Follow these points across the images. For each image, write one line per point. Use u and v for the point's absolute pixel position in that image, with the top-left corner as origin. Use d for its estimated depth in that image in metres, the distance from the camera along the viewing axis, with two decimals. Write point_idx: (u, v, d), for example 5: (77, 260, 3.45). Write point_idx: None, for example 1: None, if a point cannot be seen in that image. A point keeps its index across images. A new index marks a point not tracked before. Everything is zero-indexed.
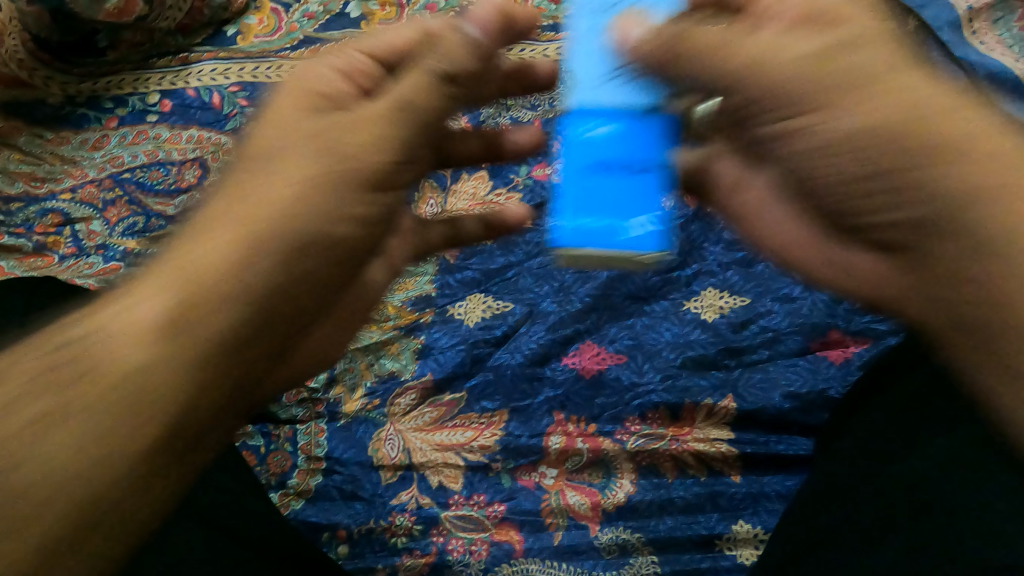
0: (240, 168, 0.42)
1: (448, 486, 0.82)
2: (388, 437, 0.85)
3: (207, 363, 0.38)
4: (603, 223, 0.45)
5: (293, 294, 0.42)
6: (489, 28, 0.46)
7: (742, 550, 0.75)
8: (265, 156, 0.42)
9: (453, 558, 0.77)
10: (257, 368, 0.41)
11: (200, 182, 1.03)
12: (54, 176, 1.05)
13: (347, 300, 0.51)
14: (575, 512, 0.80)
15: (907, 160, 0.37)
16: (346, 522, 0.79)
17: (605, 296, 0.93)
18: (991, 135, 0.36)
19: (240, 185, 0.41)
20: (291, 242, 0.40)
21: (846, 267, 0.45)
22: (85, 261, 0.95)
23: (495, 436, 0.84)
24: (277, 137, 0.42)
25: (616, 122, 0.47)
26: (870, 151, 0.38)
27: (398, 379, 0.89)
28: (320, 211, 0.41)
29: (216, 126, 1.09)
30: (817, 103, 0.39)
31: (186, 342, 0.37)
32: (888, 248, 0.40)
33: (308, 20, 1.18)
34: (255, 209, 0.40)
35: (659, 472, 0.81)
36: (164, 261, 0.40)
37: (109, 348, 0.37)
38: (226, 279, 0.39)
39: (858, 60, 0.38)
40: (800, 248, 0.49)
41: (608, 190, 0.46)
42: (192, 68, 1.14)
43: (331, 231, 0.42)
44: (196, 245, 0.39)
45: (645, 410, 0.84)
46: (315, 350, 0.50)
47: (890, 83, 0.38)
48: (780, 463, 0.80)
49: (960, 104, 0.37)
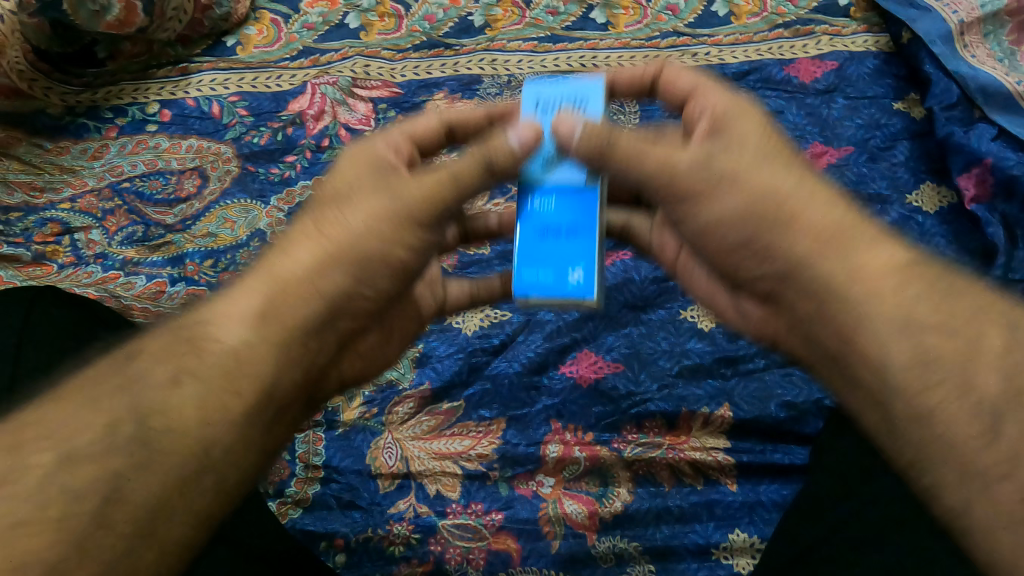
0: (318, 208, 0.61)
1: (446, 495, 0.82)
2: (386, 446, 0.85)
3: (292, 340, 0.55)
4: (549, 275, 0.60)
5: (352, 298, 0.59)
6: (529, 143, 0.58)
7: (738, 559, 0.76)
8: (336, 199, 0.60)
9: (451, 567, 0.77)
10: (316, 354, 0.58)
11: (199, 191, 1.04)
12: (54, 185, 1.05)
13: (400, 322, 0.71)
14: (573, 520, 0.80)
15: (767, 231, 0.55)
16: (343, 530, 0.80)
17: (602, 305, 0.94)
18: (816, 213, 0.54)
19: (318, 223, 0.59)
20: (355, 258, 0.58)
21: (736, 307, 0.68)
22: (84, 270, 0.96)
23: (493, 445, 0.84)
24: (347, 186, 0.61)
25: (555, 198, 0.62)
26: (744, 224, 0.55)
27: (397, 388, 0.89)
28: (383, 240, 0.58)
29: (215, 135, 1.09)
30: (701, 189, 0.56)
31: (281, 324, 0.55)
32: (768, 294, 0.58)
33: (306, 31, 1.19)
34: (332, 237, 0.58)
35: (656, 481, 0.81)
36: (269, 267, 0.57)
37: (227, 329, 0.53)
38: (306, 284, 0.57)
39: (726, 160, 0.56)
40: (714, 298, 0.71)
41: (550, 249, 0.61)
42: (191, 78, 1.15)
43: (390, 253, 0.58)
44: (282, 261, 0.58)
45: (642, 419, 0.85)
46: (367, 353, 0.69)
47: (746, 178, 0.56)
48: (775, 471, 0.80)
49: (803, 191, 0.55)
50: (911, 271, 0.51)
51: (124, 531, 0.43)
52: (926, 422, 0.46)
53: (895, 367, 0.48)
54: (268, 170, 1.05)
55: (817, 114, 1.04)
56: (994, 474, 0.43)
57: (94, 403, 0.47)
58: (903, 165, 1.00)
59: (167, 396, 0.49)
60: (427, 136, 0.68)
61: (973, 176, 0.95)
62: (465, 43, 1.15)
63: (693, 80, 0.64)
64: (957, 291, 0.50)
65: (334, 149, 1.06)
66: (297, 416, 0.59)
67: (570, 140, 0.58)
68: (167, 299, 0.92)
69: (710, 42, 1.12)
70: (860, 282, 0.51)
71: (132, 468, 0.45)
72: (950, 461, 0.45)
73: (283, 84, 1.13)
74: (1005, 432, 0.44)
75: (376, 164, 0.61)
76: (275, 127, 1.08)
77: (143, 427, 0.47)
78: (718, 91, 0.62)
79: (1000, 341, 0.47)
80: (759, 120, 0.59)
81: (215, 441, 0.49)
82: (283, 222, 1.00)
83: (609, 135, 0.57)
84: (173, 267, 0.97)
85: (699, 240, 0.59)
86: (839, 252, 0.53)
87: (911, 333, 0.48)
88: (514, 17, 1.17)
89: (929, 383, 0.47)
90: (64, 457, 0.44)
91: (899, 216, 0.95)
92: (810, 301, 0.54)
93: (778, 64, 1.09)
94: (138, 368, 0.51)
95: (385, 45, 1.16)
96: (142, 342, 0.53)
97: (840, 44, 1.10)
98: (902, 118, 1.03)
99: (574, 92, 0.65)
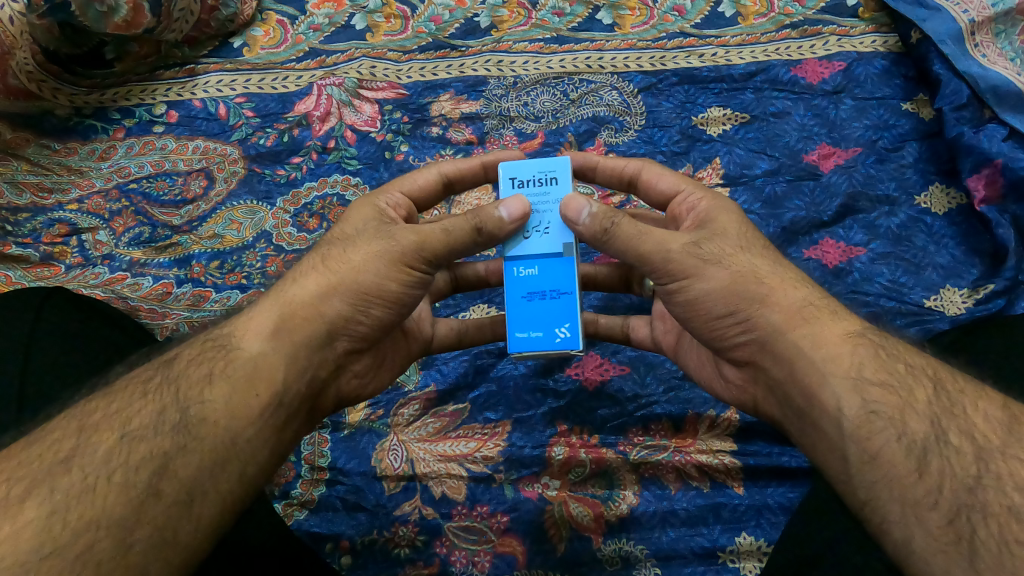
0: (327, 246, 0.66)
1: (451, 497, 0.81)
2: (392, 447, 0.85)
3: (298, 354, 0.61)
4: (538, 333, 0.66)
5: (351, 323, 0.63)
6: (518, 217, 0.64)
7: (744, 563, 0.76)
8: (343, 239, 0.66)
9: (456, 569, 0.77)
10: (319, 369, 0.63)
11: (206, 192, 1.04)
12: (61, 186, 1.05)
13: (393, 349, 0.74)
14: (578, 523, 0.79)
15: (749, 305, 0.59)
16: (348, 532, 0.80)
17: (608, 308, 0.91)
18: (791, 295, 0.60)
19: (326, 257, 0.64)
20: (354, 290, 0.62)
21: (719, 375, 0.70)
22: (92, 271, 0.97)
23: (499, 447, 0.84)
24: (353, 229, 0.66)
25: (539, 264, 0.67)
26: (727, 299, 0.60)
27: (402, 390, 0.88)
28: (376, 275, 0.62)
29: (222, 137, 1.09)
30: (692, 270, 0.60)
31: (291, 339, 0.61)
32: (746, 360, 0.62)
33: (313, 32, 1.18)
34: (336, 270, 0.63)
35: (662, 484, 0.81)
36: (281, 292, 0.64)
37: (247, 340, 0.60)
38: (311, 310, 0.62)
39: (712, 247, 0.61)
40: (702, 371, 0.72)
41: (538, 310, 0.67)
42: (198, 79, 1.15)
43: (383, 286, 0.62)
44: (294, 291, 0.63)
45: (649, 421, 0.85)
46: (362, 375, 0.71)
47: (731, 261, 0.61)
48: (783, 475, 0.80)
49: (777, 276, 0.61)
50: (860, 339, 0.56)
51: (170, 501, 0.50)
52: (873, 464, 0.51)
53: (846, 414, 0.53)
54: (274, 172, 1.05)
55: (825, 115, 1.04)
56: (924, 504, 0.48)
57: (149, 392, 0.55)
58: (912, 167, 0.99)
59: (203, 391, 0.56)
60: (423, 192, 0.75)
61: (983, 177, 0.94)
62: (471, 44, 1.15)
63: (673, 182, 0.71)
64: (899, 355, 0.56)
65: (340, 150, 1.06)
66: (301, 426, 0.63)
67: (578, 220, 0.64)
68: (175, 301, 0.94)
69: (718, 42, 1.12)
70: (822, 347, 0.56)
71: (177, 449, 0.52)
72: (891, 497, 0.49)
73: (289, 85, 1.13)
74: (930, 468, 0.49)
75: (377, 215, 0.67)
76: (281, 129, 1.09)
77: (186, 416, 0.54)
78: (699, 192, 0.68)
79: (926, 394, 0.52)
80: (736, 216, 0.65)
81: (239, 432, 0.55)
82: (289, 223, 1.00)
83: (612, 218, 0.62)
84: (179, 268, 0.97)
85: (688, 312, 0.63)
86: (805, 323, 0.58)
87: (858, 388, 0.53)
88: (521, 18, 1.17)
89: (871, 433, 0.51)
90: (127, 437, 0.52)
91: (906, 217, 0.96)
92: (783, 363, 0.58)
93: (786, 65, 1.08)
94: (182, 367, 0.58)
95: (392, 46, 1.16)
96: (183, 347, 0.61)
97: (849, 44, 1.09)
98: (911, 119, 1.03)
99: (548, 164, 0.68)
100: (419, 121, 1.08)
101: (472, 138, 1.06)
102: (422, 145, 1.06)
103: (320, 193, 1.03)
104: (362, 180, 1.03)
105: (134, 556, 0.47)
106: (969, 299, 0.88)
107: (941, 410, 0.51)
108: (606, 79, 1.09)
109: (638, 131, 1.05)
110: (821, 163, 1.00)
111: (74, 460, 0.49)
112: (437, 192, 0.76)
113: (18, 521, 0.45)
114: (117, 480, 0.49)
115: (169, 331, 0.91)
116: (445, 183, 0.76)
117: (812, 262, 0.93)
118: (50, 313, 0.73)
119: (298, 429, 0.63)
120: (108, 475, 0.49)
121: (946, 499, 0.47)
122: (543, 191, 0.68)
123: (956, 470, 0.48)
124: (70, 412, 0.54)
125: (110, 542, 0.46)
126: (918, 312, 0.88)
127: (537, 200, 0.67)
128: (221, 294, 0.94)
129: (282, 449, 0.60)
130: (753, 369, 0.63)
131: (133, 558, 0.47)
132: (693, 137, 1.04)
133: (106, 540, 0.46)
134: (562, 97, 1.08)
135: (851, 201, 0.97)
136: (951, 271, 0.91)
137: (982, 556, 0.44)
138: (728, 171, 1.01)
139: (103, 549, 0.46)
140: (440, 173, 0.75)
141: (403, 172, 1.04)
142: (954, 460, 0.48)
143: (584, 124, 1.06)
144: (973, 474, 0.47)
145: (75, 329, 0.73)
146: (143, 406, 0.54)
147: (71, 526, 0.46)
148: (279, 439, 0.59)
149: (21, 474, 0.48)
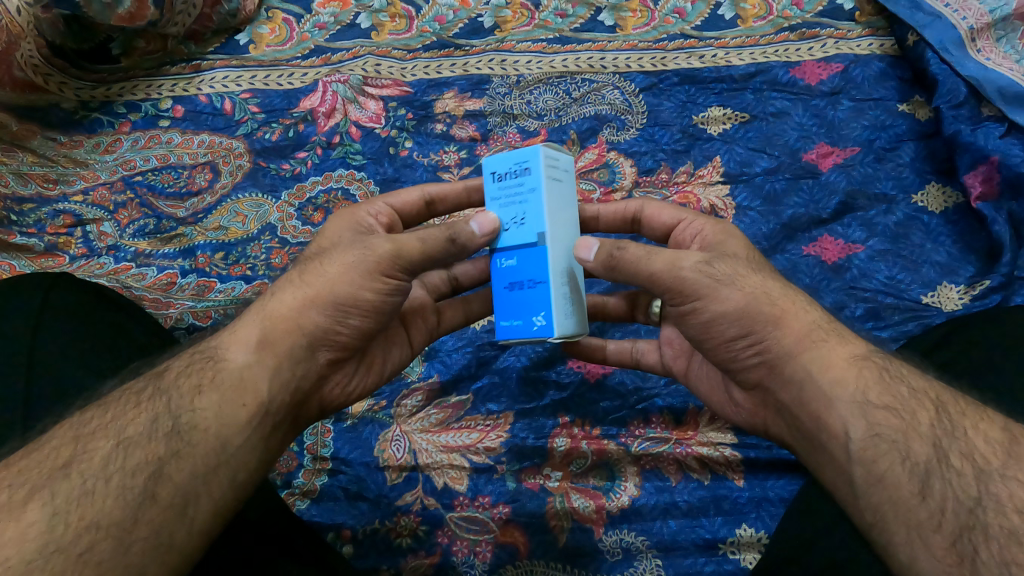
0: (305, 262, 0.67)
1: (453, 488, 0.82)
2: (394, 438, 0.85)
3: (282, 365, 0.62)
4: (518, 321, 0.66)
5: (329, 334, 0.64)
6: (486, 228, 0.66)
7: (745, 554, 0.76)
8: (320, 254, 0.67)
9: (458, 559, 0.78)
10: (302, 380, 0.64)
11: (211, 185, 1.05)
12: (66, 178, 1.06)
13: (382, 356, 0.74)
14: (579, 514, 0.79)
15: (763, 326, 0.60)
16: (349, 522, 0.80)
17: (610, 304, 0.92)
18: (802, 317, 0.61)
19: (303, 272, 0.65)
20: (331, 302, 0.63)
21: (730, 400, 0.70)
22: (97, 262, 0.98)
23: (501, 438, 0.85)
24: (329, 243, 0.68)
25: (516, 254, 0.66)
26: (742, 321, 0.61)
27: (404, 381, 0.88)
28: (352, 285, 0.63)
29: (227, 131, 1.10)
30: (707, 292, 0.61)
31: (274, 352, 0.62)
32: (755, 382, 0.64)
33: (318, 30, 1.19)
34: (312, 282, 0.64)
35: (663, 476, 0.82)
36: (262, 308, 0.65)
37: (232, 352, 0.61)
38: (290, 323, 0.63)
39: (725, 266, 0.62)
40: (714, 397, 0.73)
41: (517, 299, 0.66)
42: (204, 75, 1.16)
43: (359, 296, 0.63)
44: (273, 304, 0.64)
45: (650, 414, 0.85)
46: (346, 384, 0.71)
47: (742, 282, 0.61)
48: (782, 467, 0.81)
49: (788, 299, 0.62)
50: (865, 361, 0.57)
51: (165, 504, 0.50)
52: (879, 485, 0.51)
53: (852, 437, 0.54)
54: (279, 166, 1.06)
55: (824, 116, 1.05)
56: (928, 527, 0.48)
57: (142, 402, 0.56)
58: (909, 166, 1.01)
59: (193, 400, 0.56)
60: (408, 207, 0.76)
61: (979, 175, 0.96)
62: (475, 44, 1.16)
63: (673, 214, 0.75)
64: (902, 377, 0.56)
65: (345, 145, 1.07)
66: (286, 434, 0.64)
67: (587, 258, 0.66)
68: (179, 291, 0.95)
69: (717, 44, 1.13)
70: (830, 371, 0.57)
71: (171, 455, 0.53)
72: (897, 519, 0.49)
73: (294, 82, 1.14)
74: (933, 491, 0.48)
75: (355, 226, 0.70)
76: (287, 124, 1.10)
77: (178, 424, 0.55)
78: (702, 219, 0.72)
79: (929, 416, 0.52)
80: (743, 240, 0.69)
81: (228, 440, 0.56)
82: (293, 216, 1.01)
83: (617, 245, 0.64)
84: (184, 259, 0.98)
85: (703, 333, 0.64)
86: (814, 348, 0.59)
87: (863, 412, 0.54)
88: (524, 19, 1.18)
89: (877, 455, 0.52)
90: (122, 444, 0.52)
91: (904, 215, 0.97)
92: (794, 386, 0.59)
93: (785, 66, 1.10)
94: (173, 379, 0.58)
95: (396, 45, 1.17)
96: (172, 360, 0.61)
97: (847, 46, 1.11)
98: (907, 120, 1.04)
99: (521, 156, 0.66)
100: (422, 117, 1.09)
101: (475, 135, 1.07)
102: (425, 141, 1.07)
103: (325, 187, 1.04)
104: (366, 175, 1.04)
105: (133, 556, 0.47)
106: (966, 294, 0.90)
107: (942, 432, 0.51)
108: (608, 79, 1.11)
109: (640, 129, 1.06)
110: (820, 162, 1.02)
111: (74, 466, 0.49)
112: (419, 212, 0.78)
113: (24, 521, 0.44)
114: (115, 483, 0.49)
115: (173, 321, 0.91)
116: (428, 202, 0.77)
117: (810, 258, 0.95)
118: (57, 299, 0.74)
119: (284, 436, 0.63)
120: (106, 479, 0.49)
121: (948, 521, 0.47)
122: (518, 182, 0.66)
123: (957, 492, 0.48)
124: (67, 422, 0.54)
125: (110, 543, 0.46)
126: (917, 308, 0.90)
127: (512, 192, 0.66)
128: (226, 284, 0.95)
129: (270, 456, 0.61)
130: (761, 392, 0.64)
131: (132, 558, 0.47)
132: (694, 136, 1.05)
133: (106, 541, 0.46)
134: (564, 96, 1.09)
135: (850, 198, 0.98)
136: (948, 268, 0.93)
137: (988, 544, 0.45)
138: (728, 170, 1.02)
139: (104, 549, 0.46)
140: (423, 193, 0.76)
141: (406, 167, 1.05)
142: (956, 483, 0.48)
143: (586, 121, 1.07)
144: (973, 496, 0.47)
145: (83, 317, 0.74)
146: (137, 415, 0.54)
147: (73, 527, 0.46)
148: (267, 446, 0.60)
149: (22, 480, 0.47)
